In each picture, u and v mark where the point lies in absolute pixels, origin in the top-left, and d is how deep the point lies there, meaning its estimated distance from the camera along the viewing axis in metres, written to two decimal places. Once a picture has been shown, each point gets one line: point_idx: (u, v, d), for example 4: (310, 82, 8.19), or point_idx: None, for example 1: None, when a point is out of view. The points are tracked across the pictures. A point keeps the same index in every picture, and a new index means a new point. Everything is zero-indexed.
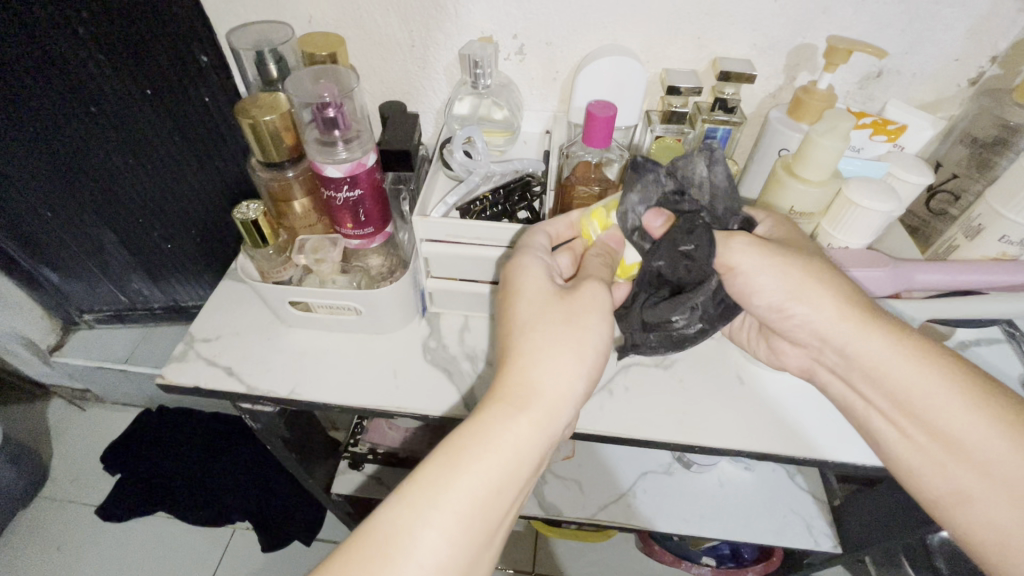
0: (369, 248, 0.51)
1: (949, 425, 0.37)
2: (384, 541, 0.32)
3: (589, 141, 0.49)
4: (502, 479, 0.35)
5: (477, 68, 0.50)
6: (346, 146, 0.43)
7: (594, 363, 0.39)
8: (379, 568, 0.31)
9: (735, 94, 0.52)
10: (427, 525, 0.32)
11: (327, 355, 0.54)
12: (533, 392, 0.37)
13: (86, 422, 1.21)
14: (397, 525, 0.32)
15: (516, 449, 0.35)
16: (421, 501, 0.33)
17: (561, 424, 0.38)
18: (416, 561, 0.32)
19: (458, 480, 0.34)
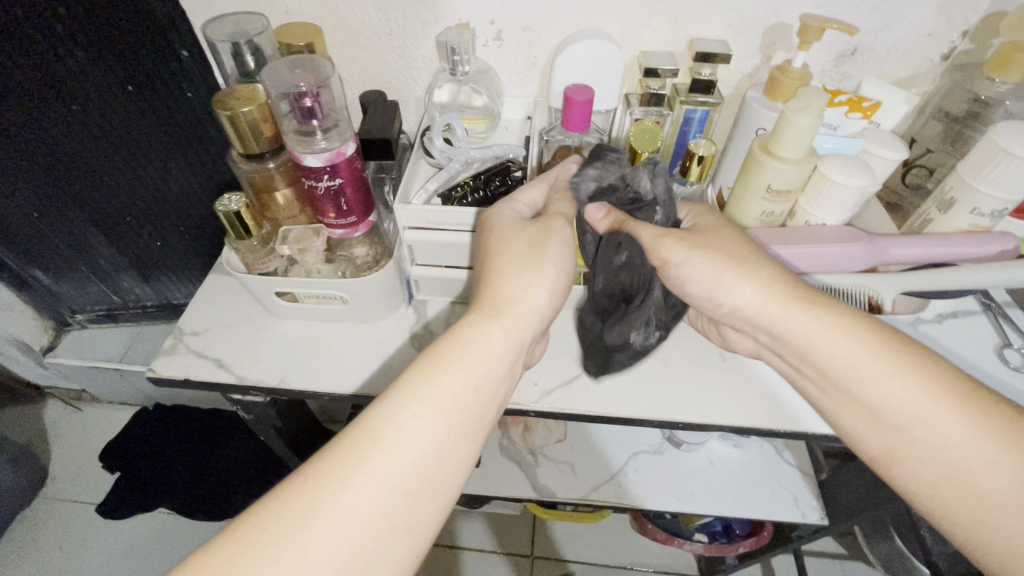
0: (353, 237, 0.52)
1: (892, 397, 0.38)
2: (370, 430, 0.33)
3: (569, 126, 0.49)
4: (476, 375, 0.36)
5: (455, 54, 0.50)
6: (324, 135, 0.44)
7: (560, 282, 0.42)
8: (367, 452, 0.32)
9: (712, 74, 0.52)
10: (410, 412, 0.34)
11: (315, 344, 0.54)
12: (505, 304, 0.39)
13: (83, 422, 1.21)
14: (383, 414, 0.34)
15: (491, 352, 0.37)
16: (406, 394, 0.34)
17: (528, 327, 0.40)
18: (402, 446, 0.33)
19: (437, 372, 0.35)
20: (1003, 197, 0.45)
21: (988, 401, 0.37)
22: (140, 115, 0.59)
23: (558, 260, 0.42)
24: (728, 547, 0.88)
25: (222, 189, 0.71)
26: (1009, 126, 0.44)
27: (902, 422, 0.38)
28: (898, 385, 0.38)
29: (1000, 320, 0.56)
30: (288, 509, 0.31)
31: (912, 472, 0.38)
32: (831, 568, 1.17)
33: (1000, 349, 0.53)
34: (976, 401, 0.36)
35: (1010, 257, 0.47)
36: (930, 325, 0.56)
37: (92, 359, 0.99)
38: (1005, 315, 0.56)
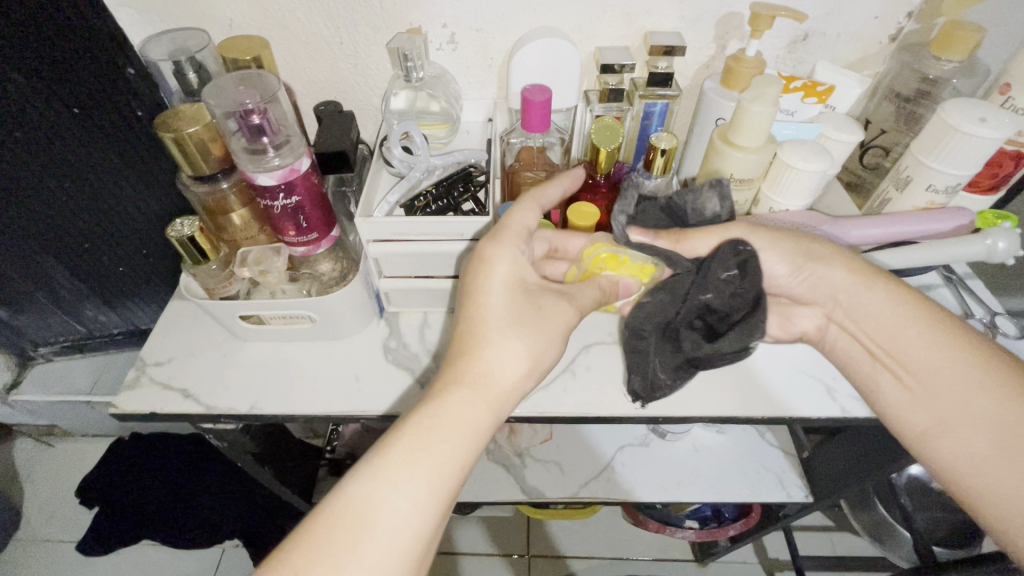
0: (316, 253, 0.50)
1: (933, 368, 0.41)
2: (333, 520, 0.32)
3: (530, 127, 0.50)
4: (457, 453, 0.35)
5: (408, 61, 0.49)
6: (276, 152, 0.42)
7: (538, 361, 0.40)
8: (350, 533, 0.31)
9: (668, 67, 0.52)
10: (381, 493, 0.33)
11: (285, 366, 0.53)
12: (485, 375, 0.38)
13: (53, 460, 1.17)
14: (363, 496, 0.32)
15: (470, 427, 0.36)
16: (391, 468, 0.33)
17: (504, 390, 0.38)
18: (385, 528, 0.32)
19: (418, 449, 0.34)
20: (956, 173, 0.46)
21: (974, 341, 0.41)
22: (89, 139, 0.56)
23: (545, 343, 0.40)
24: (719, 531, 0.89)
25: (179, 210, 0.69)
26: (956, 103, 0.45)
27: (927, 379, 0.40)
28: (910, 337, 0.42)
29: (963, 292, 0.58)
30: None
31: (960, 441, 0.39)
32: (821, 541, 1.20)
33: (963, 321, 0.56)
34: (964, 351, 0.40)
35: (966, 231, 0.48)
36: None
37: (62, 393, 0.95)
38: (966, 287, 0.59)
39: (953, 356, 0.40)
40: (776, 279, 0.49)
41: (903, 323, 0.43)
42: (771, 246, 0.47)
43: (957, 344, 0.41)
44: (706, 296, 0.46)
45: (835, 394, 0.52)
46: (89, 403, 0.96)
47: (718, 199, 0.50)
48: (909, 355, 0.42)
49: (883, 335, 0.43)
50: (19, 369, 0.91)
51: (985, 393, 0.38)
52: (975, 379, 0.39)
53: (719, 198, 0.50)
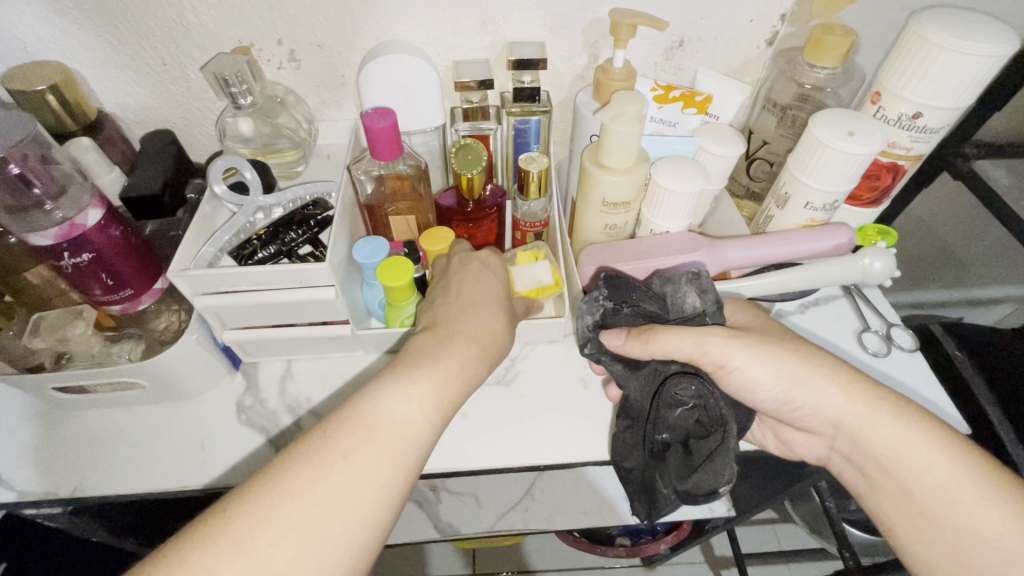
0: (139, 309, 0.44)
1: (961, 508, 0.36)
2: (356, 416, 0.32)
3: (379, 156, 0.45)
4: (454, 378, 0.36)
5: (231, 85, 0.43)
6: (53, 203, 0.36)
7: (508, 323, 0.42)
8: (361, 432, 0.32)
9: (535, 82, 0.48)
10: (388, 403, 0.33)
11: (119, 437, 0.47)
12: (469, 317, 0.40)
13: None
14: (369, 404, 0.33)
15: (463, 358, 0.37)
16: (395, 384, 0.34)
17: (490, 338, 0.40)
18: (390, 431, 0.32)
19: (420, 369, 0.35)
20: (832, 190, 0.43)
21: (999, 472, 0.36)
22: None
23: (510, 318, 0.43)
24: (650, 546, 0.87)
25: None
26: (826, 116, 0.42)
27: (978, 554, 0.35)
28: (926, 466, 0.37)
29: (859, 301, 0.56)
30: (263, 486, 0.29)
31: None
32: (765, 535, 1.20)
33: (860, 334, 0.54)
34: (990, 483, 0.36)
35: (847, 249, 0.46)
36: (794, 316, 0.56)
37: None
38: (863, 295, 0.56)
39: (987, 497, 0.36)
40: (759, 398, 0.42)
41: (926, 457, 0.37)
42: (747, 361, 0.40)
43: (984, 477, 0.36)
44: (665, 429, 0.41)
45: None
46: None
47: (699, 294, 0.42)
48: (934, 488, 0.37)
49: (929, 491, 0.37)
50: None
51: None
52: (1009, 519, 0.35)
53: (700, 295, 0.42)
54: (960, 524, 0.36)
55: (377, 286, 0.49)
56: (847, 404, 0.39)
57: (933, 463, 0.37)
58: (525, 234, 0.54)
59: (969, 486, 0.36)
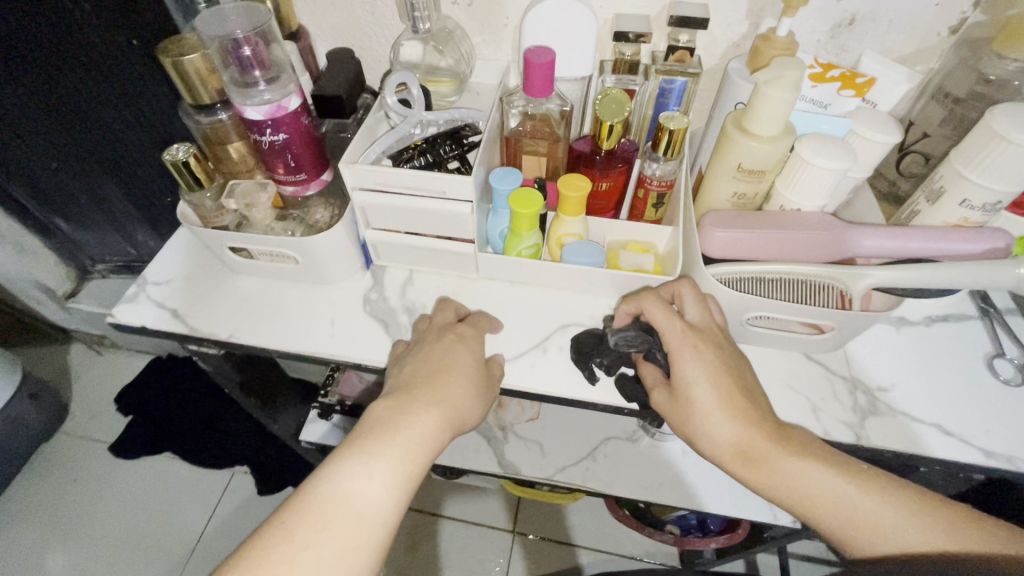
0: (306, 195, 0.51)
1: (810, 477, 0.39)
2: (329, 507, 0.36)
3: (530, 92, 0.48)
4: (417, 451, 0.40)
5: (415, 10, 0.48)
6: (267, 86, 0.43)
7: (481, 396, 0.46)
8: (331, 512, 0.36)
9: (690, 42, 0.49)
10: (358, 481, 0.37)
11: (269, 302, 0.55)
12: (439, 396, 0.43)
13: (104, 364, 1.45)
14: (341, 481, 0.37)
15: (423, 433, 0.41)
16: (362, 459, 0.38)
17: (454, 408, 0.43)
18: (355, 509, 0.36)
19: (384, 446, 0.39)
20: (997, 189, 0.41)
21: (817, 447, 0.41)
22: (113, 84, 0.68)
23: (489, 394, 0.47)
24: (699, 542, 0.85)
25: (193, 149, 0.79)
26: (1008, 108, 0.39)
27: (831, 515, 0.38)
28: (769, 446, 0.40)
29: (997, 328, 0.52)
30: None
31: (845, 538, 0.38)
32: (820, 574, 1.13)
33: (991, 359, 0.50)
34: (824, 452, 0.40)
35: (1001, 256, 0.43)
36: (917, 327, 0.53)
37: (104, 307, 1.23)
38: (1003, 322, 0.52)
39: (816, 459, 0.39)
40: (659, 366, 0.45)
41: (768, 439, 0.40)
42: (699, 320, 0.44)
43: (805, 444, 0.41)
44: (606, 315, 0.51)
45: (821, 415, 0.47)
46: None
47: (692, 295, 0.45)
48: (776, 464, 0.39)
49: (778, 475, 0.39)
50: (76, 281, 1.23)
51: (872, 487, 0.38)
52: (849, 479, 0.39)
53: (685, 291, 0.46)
54: (810, 490, 0.39)
55: (502, 213, 0.52)
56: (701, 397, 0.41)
57: (806, 467, 0.39)
58: (648, 192, 0.55)
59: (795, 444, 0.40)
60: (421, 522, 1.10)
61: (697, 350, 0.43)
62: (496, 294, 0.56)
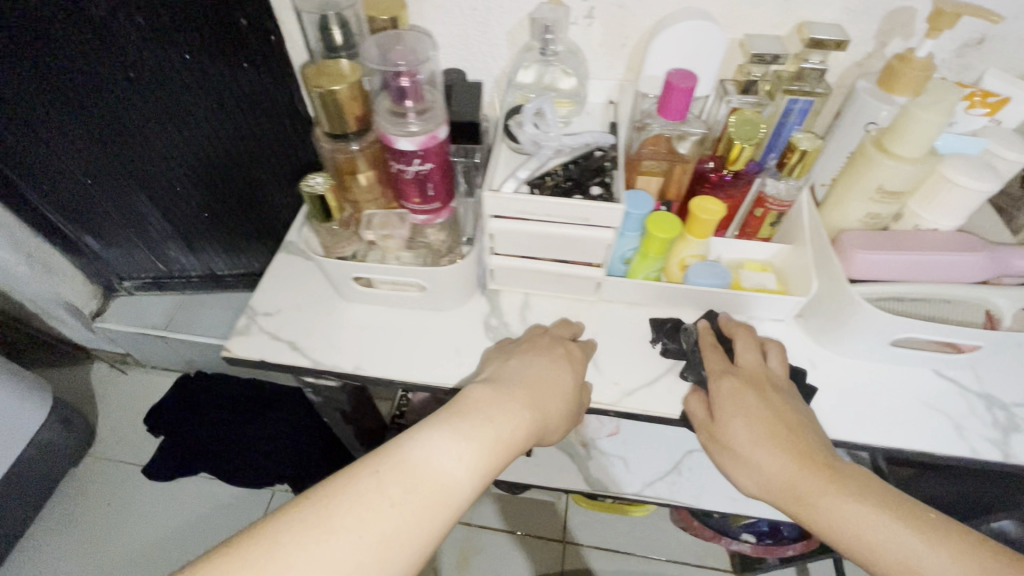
0: (434, 224, 0.49)
1: (850, 508, 0.38)
2: (408, 467, 0.35)
3: (665, 113, 0.47)
4: (500, 445, 0.38)
5: (546, 33, 0.48)
6: (418, 117, 0.42)
7: (566, 403, 0.45)
8: (408, 470, 0.35)
9: (821, 62, 0.48)
10: (444, 451, 0.36)
11: (388, 331, 0.53)
12: (532, 396, 0.42)
13: (131, 383, 1.40)
14: (429, 446, 0.36)
15: (513, 426, 0.39)
16: (451, 431, 0.38)
17: (542, 416, 0.42)
18: (430, 478, 0.35)
19: (474, 427, 0.38)
20: None
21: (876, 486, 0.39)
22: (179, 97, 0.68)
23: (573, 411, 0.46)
24: (777, 550, 0.88)
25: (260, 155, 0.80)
26: None
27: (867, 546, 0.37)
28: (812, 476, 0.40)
29: None
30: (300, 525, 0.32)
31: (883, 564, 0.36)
32: None
33: None
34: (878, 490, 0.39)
35: None
36: None
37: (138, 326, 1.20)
38: None
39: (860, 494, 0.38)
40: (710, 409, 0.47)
41: (811, 470, 0.40)
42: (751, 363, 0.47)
43: (856, 479, 0.39)
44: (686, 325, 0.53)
45: (963, 432, 0.48)
46: (162, 337, 1.20)
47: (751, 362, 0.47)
48: (813, 495, 0.39)
49: (815, 497, 0.39)
50: (102, 300, 1.17)
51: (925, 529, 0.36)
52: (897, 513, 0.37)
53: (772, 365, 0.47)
54: (847, 518, 0.38)
55: (630, 236, 0.50)
56: (744, 427, 0.43)
57: (850, 504, 0.38)
58: (767, 211, 0.54)
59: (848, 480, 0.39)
60: (479, 537, 1.08)
61: (751, 393, 0.45)
62: (618, 316, 0.55)
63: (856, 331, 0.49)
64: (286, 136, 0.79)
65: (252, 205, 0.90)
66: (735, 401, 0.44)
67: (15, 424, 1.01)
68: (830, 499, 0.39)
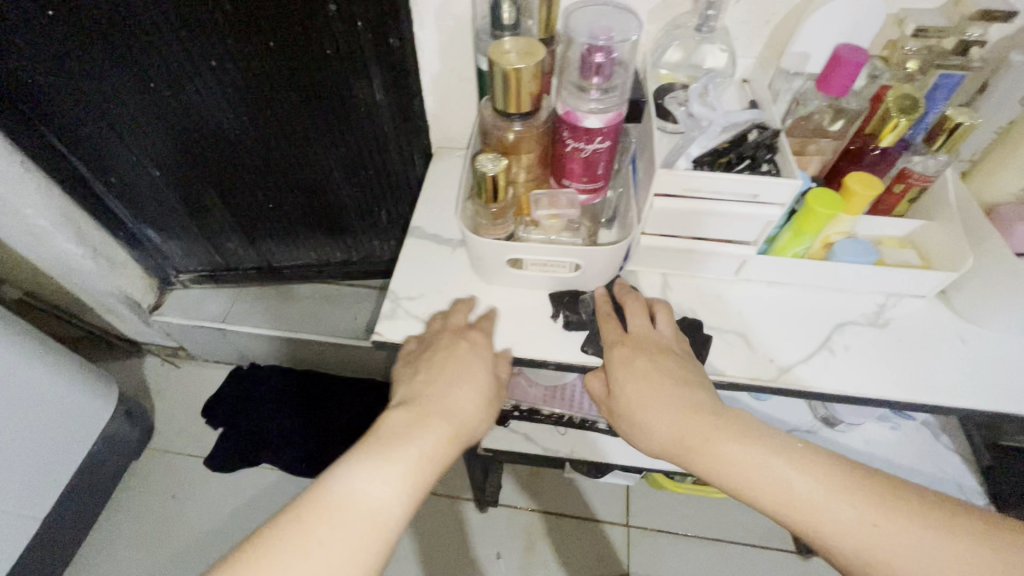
0: (592, 203, 0.52)
1: (825, 503, 0.39)
2: (323, 506, 0.39)
3: (824, 88, 0.48)
4: (418, 465, 0.42)
5: (710, 9, 0.47)
6: (606, 95, 0.43)
7: (472, 400, 0.47)
8: (328, 508, 0.39)
9: (981, 36, 0.48)
10: (360, 483, 0.40)
11: (534, 313, 0.54)
12: (427, 411, 0.45)
13: (179, 377, 1.34)
14: (339, 478, 0.40)
15: (420, 447, 0.43)
16: (371, 458, 0.41)
17: (462, 433, 0.45)
18: (360, 507, 0.39)
19: (390, 452, 0.42)
20: None
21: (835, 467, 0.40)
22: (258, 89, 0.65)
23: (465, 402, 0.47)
24: None
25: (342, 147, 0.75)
26: None
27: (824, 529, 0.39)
28: (794, 469, 0.40)
29: None
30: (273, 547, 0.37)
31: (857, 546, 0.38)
32: None
33: None
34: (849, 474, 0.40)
35: None
36: None
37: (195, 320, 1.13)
38: None
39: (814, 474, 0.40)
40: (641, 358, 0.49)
41: (739, 451, 0.42)
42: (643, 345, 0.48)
43: (836, 472, 0.40)
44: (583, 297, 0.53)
45: None
46: (222, 332, 1.14)
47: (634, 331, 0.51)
48: (741, 477, 0.41)
49: (799, 497, 0.40)
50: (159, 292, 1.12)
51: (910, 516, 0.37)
52: (823, 481, 0.40)
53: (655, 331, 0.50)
54: (798, 499, 0.39)
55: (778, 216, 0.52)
56: (669, 415, 0.44)
57: (800, 482, 0.40)
58: (908, 187, 0.54)
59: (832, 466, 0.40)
60: (554, 522, 1.09)
61: (687, 387, 0.45)
62: (758, 295, 0.56)
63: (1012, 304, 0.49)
64: (366, 137, 0.74)
65: (329, 198, 0.86)
66: (638, 373, 0.46)
67: (88, 416, 0.98)
68: (717, 446, 0.42)
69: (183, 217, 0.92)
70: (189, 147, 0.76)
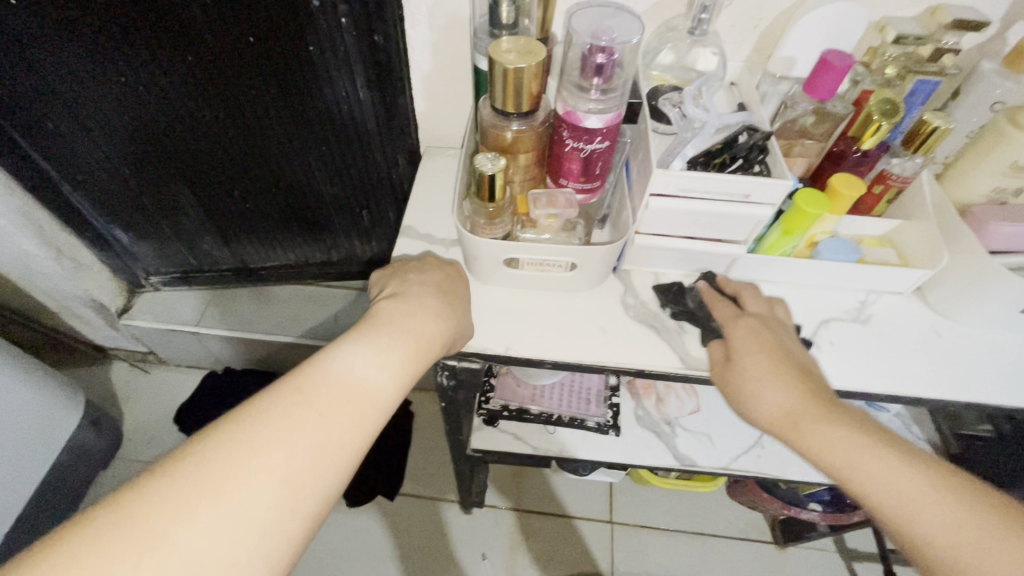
0: (588, 201, 0.53)
1: (898, 478, 0.39)
2: (320, 376, 0.37)
3: (813, 91, 0.50)
4: (413, 352, 0.42)
5: (703, 12, 0.48)
6: (606, 96, 0.43)
7: (456, 311, 0.47)
8: (322, 380, 0.37)
9: (957, 43, 0.50)
10: (356, 361, 0.39)
11: (530, 312, 0.54)
12: (415, 304, 0.45)
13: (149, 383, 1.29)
14: (331, 358, 0.39)
15: (412, 333, 0.43)
16: (360, 340, 0.40)
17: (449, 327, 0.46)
18: (359, 385, 0.38)
19: (382, 338, 0.41)
20: None
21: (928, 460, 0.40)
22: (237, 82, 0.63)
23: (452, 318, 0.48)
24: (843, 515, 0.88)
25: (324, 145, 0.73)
26: None
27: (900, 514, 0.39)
28: (878, 456, 0.40)
29: None
30: (261, 417, 0.34)
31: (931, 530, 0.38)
32: None
33: None
34: (928, 461, 0.40)
35: None
36: None
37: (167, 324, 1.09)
38: None
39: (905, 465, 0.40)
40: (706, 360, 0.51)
41: (839, 432, 0.42)
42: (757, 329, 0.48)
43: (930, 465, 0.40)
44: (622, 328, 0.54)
45: None
46: (195, 335, 1.10)
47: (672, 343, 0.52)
48: (839, 460, 0.41)
49: (868, 474, 0.40)
50: (128, 294, 1.08)
51: (978, 509, 0.37)
52: (909, 475, 0.39)
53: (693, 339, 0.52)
54: (875, 482, 0.40)
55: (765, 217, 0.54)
56: (770, 386, 0.44)
57: (885, 467, 0.40)
58: (887, 188, 0.57)
59: (923, 460, 0.40)
60: (540, 521, 1.09)
61: (770, 361, 0.45)
62: None
63: (984, 299, 0.52)
64: (349, 136, 0.72)
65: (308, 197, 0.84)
66: (755, 343, 0.47)
67: (52, 424, 0.94)
68: (810, 429, 0.42)
69: (153, 216, 0.89)
70: (161, 143, 0.74)
